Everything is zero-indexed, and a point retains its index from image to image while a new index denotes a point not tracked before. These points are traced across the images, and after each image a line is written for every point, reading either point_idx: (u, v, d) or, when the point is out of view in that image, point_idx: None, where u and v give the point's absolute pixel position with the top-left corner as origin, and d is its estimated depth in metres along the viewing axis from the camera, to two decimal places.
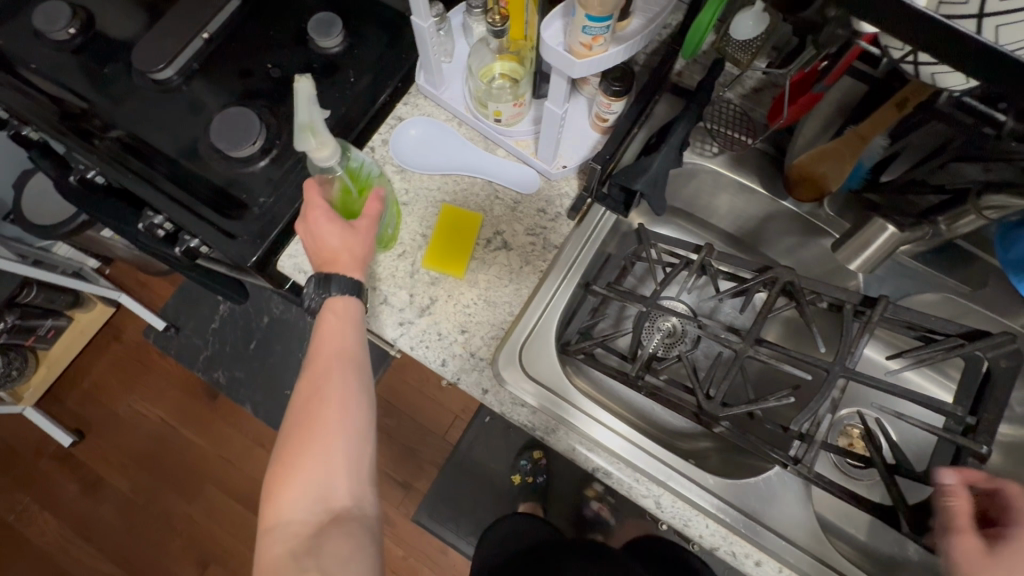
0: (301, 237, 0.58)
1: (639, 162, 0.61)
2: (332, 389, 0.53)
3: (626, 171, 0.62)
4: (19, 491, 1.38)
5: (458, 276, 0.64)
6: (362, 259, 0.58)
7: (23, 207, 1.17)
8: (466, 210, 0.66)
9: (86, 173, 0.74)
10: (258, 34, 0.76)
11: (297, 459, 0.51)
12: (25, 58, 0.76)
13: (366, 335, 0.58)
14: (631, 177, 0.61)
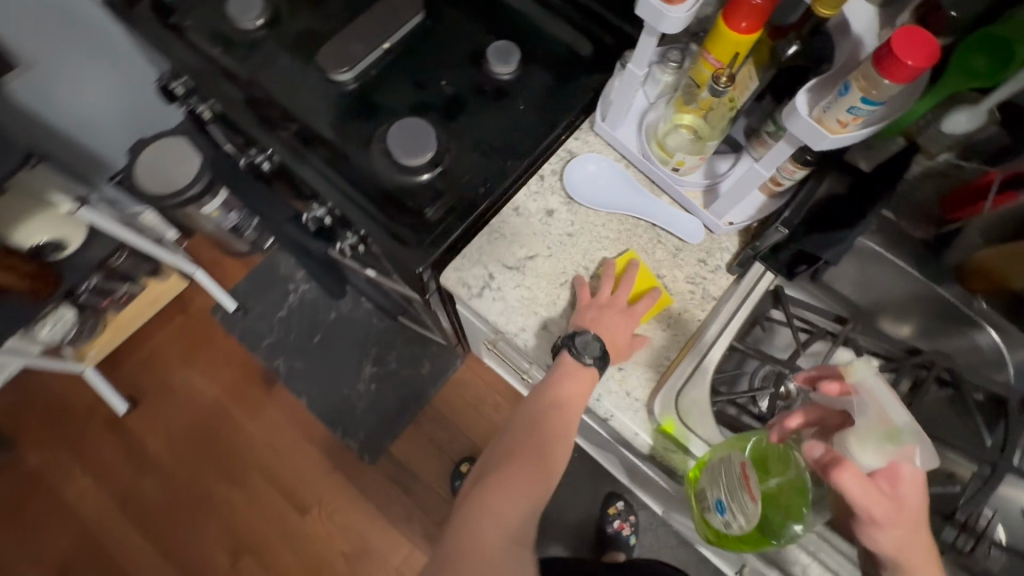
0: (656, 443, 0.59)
1: (839, 232, 0.59)
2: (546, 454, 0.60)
3: (822, 238, 0.59)
4: (64, 451, 1.36)
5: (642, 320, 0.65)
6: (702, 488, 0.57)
7: (136, 171, 1.19)
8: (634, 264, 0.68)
9: (255, 158, 0.77)
10: (436, 51, 0.79)
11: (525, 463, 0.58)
12: (212, 41, 0.79)
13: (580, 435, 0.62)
14: (825, 246, 0.59)
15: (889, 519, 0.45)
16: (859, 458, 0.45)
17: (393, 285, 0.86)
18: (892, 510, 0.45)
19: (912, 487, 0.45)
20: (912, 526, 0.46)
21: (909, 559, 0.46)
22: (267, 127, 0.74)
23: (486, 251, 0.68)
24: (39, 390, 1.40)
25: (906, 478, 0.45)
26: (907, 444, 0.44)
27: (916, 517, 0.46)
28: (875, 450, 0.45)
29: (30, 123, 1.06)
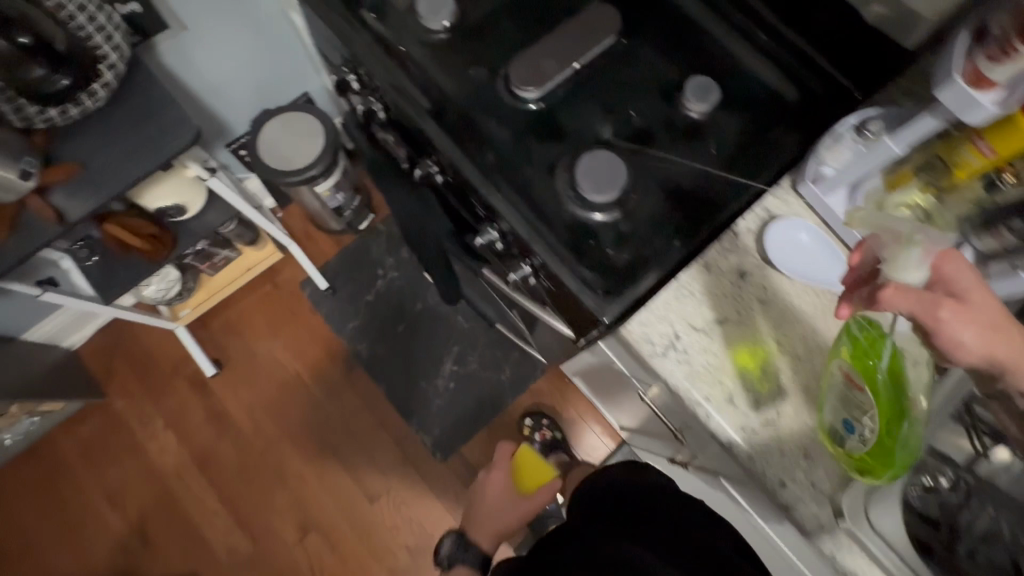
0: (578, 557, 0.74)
1: None
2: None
3: None
4: (149, 403, 1.39)
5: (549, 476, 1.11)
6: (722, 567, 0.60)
7: (259, 144, 1.18)
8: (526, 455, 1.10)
9: (430, 170, 0.74)
10: (627, 76, 0.74)
11: None
12: (394, 39, 0.75)
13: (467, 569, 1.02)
14: None
15: (963, 320, 0.46)
16: (901, 276, 0.48)
17: (536, 313, 0.83)
18: (964, 310, 0.47)
19: (965, 273, 0.47)
20: (995, 321, 0.47)
21: (1003, 355, 0.46)
22: (448, 138, 0.71)
23: (673, 308, 0.64)
24: (133, 339, 1.42)
25: (955, 267, 0.47)
26: (928, 240, 0.46)
27: (995, 313, 0.47)
28: (914, 262, 0.47)
29: (173, 85, 1.05)
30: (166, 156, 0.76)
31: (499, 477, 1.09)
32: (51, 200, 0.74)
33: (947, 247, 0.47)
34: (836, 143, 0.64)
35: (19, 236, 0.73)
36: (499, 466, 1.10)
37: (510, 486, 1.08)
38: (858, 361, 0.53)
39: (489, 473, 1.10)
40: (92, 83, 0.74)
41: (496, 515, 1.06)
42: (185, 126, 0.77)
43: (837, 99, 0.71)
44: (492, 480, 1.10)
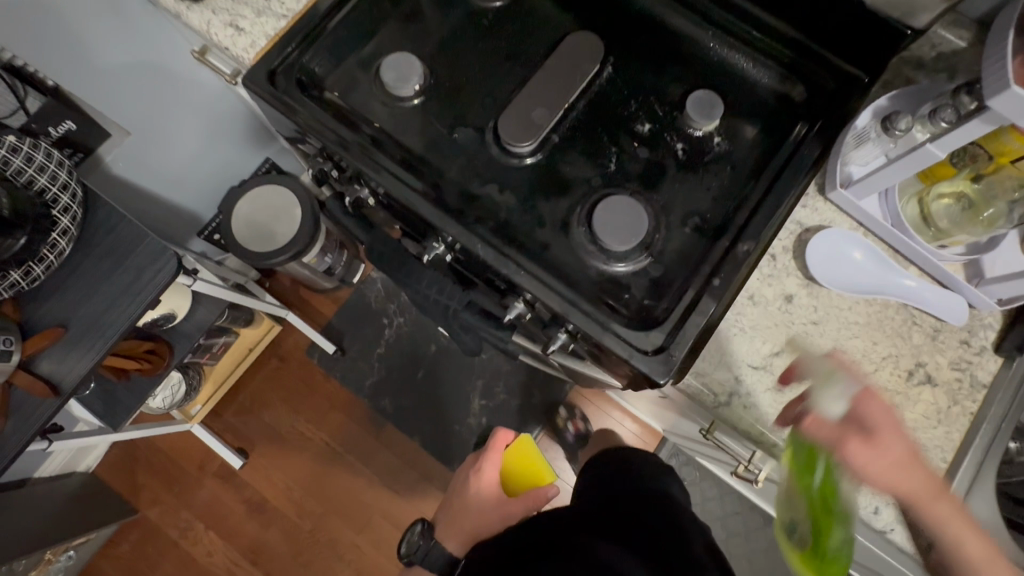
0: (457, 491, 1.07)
1: None
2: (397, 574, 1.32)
3: None
4: (183, 508, 1.36)
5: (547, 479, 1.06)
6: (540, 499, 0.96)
7: (232, 229, 1.11)
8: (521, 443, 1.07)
9: (437, 251, 0.69)
10: (620, 106, 0.69)
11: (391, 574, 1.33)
12: (367, 117, 0.69)
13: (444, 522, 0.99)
14: None
15: (873, 458, 0.52)
16: (823, 407, 0.53)
17: (581, 365, 0.79)
18: (871, 448, 0.52)
19: (879, 413, 0.53)
20: (903, 460, 0.52)
21: (906, 491, 0.53)
22: (451, 215, 0.65)
23: (726, 351, 0.61)
24: (149, 452, 1.39)
25: (872, 409, 0.53)
26: (844, 379, 0.54)
27: (902, 451, 0.53)
28: (836, 394, 0.53)
29: (134, 192, 0.97)
30: (151, 296, 0.70)
31: (491, 469, 1.00)
32: (38, 368, 0.68)
33: (858, 388, 0.53)
34: (862, 141, 0.62)
35: (15, 417, 0.67)
36: (489, 459, 1.02)
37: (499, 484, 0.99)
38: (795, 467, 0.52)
39: (479, 463, 1.02)
40: (50, 235, 0.67)
41: (475, 513, 0.95)
42: (162, 258, 0.71)
43: (846, 89, 0.66)
44: (484, 475, 1.00)
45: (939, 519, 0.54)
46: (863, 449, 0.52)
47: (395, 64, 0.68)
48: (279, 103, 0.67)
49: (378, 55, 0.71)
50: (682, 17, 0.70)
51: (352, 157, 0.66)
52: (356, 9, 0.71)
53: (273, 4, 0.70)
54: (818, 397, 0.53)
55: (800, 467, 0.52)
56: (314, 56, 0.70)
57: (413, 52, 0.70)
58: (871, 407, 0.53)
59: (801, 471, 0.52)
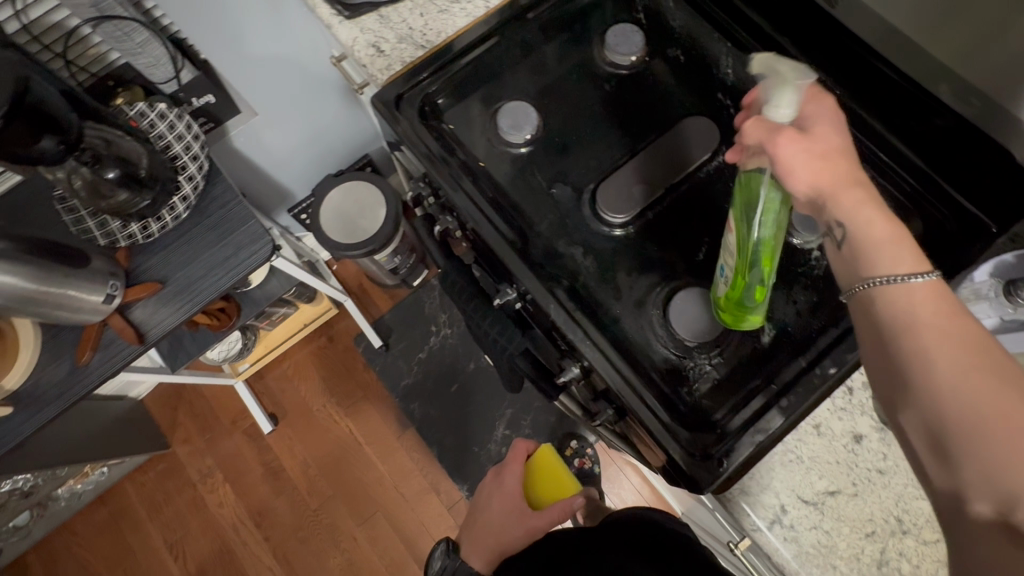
0: (478, 489, 1.05)
1: None
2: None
3: None
4: (209, 454, 1.44)
5: (574, 486, 0.98)
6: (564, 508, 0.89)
7: (320, 214, 1.18)
8: (539, 450, 1.01)
9: (508, 297, 0.70)
10: (722, 197, 0.68)
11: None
12: (474, 151, 0.72)
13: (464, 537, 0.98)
14: None
15: (797, 149, 0.44)
16: (770, 113, 0.46)
17: (624, 449, 0.77)
18: (801, 140, 0.45)
19: (818, 110, 0.46)
20: (830, 152, 0.44)
21: (825, 185, 0.44)
22: (530, 265, 0.66)
23: (777, 475, 0.60)
24: (193, 396, 1.48)
25: (815, 104, 0.46)
26: (800, 75, 0.45)
27: (834, 146, 0.45)
28: (787, 94, 0.45)
29: (241, 164, 1.07)
30: (241, 274, 0.76)
31: (512, 481, 0.96)
32: (132, 314, 0.75)
33: (814, 88, 0.47)
34: (975, 298, 0.59)
35: (101, 353, 0.74)
36: (512, 469, 0.99)
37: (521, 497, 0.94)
38: (735, 210, 0.52)
39: (501, 473, 0.99)
40: (172, 198, 0.75)
41: (497, 530, 0.90)
42: (259, 242, 0.77)
43: (969, 234, 0.62)
44: (504, 486, 0.96)
45: (854, 201, 0.43)
46: (791, 137, 0.44)
47: (512, 111, 0.70)
48: (398, 124, 0.72)
49: (497, 97, 0.73)
50: None
51: (450, 187, 0.70)
52: (488, 50, 0.74)
53: (415, 33, 0.76)
54: (768, 94, 0.45)
55: (751, 204, 0.49)
56: (440, 86, 0.74)
57: (532, 102, 0.73)
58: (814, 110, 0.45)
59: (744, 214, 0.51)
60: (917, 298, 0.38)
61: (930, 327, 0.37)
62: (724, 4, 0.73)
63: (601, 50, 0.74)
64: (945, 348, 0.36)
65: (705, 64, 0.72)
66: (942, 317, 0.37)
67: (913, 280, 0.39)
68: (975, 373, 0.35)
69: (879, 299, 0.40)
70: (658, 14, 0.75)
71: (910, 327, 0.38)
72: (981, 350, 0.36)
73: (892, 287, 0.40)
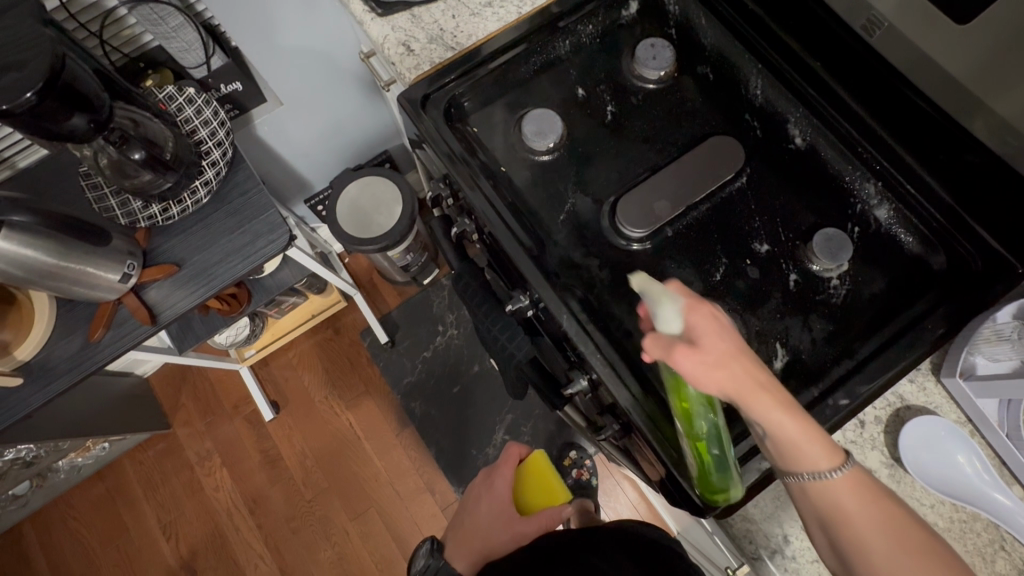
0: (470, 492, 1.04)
1: None
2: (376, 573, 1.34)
3: None
4: (209, 437, 1.44)
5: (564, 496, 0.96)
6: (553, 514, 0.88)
7: (338, 207, 1.18)
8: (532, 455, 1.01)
9: (521, 303, 0.70)
10: (743, 219, 0.67)
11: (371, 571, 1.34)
12: (496, 156, 0.72)
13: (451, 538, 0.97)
14: None
15: (697, 367, 0.45)
16: (660, 330, 0.47)
17: (625, 464, 0.77)
18: (697, 359, 0.45)
19: (704, 320, 0.46)
20: (727, 361, 0.45)
21: (734, 393, 0.45)
22: (545, 274, 0.66)
23: (782, 505, 0.59)
24: (198, 378, 1.48)
25: (697, 316, 0.47)
26: (670, 291, 0.48)
27: (730, 353, 0.46)
28: (670, 313, 0.47)
29: (262, 152, 1.07)
30: (257, 262, 0.77)
31: (502, 484, 0.95)
32: (147, 295, 0.75)
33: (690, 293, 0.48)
34: (997, 339, 0.57)
35: (112, 331, 0.75)
36: (501, 473, 0.98)
37: (511, 501, 0.93)
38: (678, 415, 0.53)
39: (491, 477, 0.97)
40: (194, 182, 0.76)
41: (482, 535, 0.88)
42: (277, 231, 0.78)
43: (992, 273, 0.61)
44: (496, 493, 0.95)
45: (773, 416, 0.45)
46: (687, 358, 0.45)
47: (537, 118, 0.70)
48: (422, 124, 0.72)
49: (523, 103, 0.73)
50: (833, 148, 0.68)
51: (470, 190, 0.69)
52: (518, 55, 0.74)
53: (446, 35, 0.76)
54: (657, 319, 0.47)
55: (691, 405, 0.51)
56: (467, 89, 0.74)
57: (558, 110, 0.73)
58: (704, 323, 0.46)
59: (686, 414, 0.52)
60: (840, 490, 0.45)
61: (857, 519, 0.45)
62: (757, 23, 0.72)
63: (631, 63, 0.73)
64: (872, 535, 0.44)
65: (735, 84, 0.72)
66: (866, 507, 0.45)
67: (834, 477, 0.45)
68: (905, 560, 0.43)
69: (811, 494, 0.46)
70: (690, 31, 0.75)
71: (845, 522, 0.45)
72: (895, 526, 0.44)
73: (818, 483, 0.45)
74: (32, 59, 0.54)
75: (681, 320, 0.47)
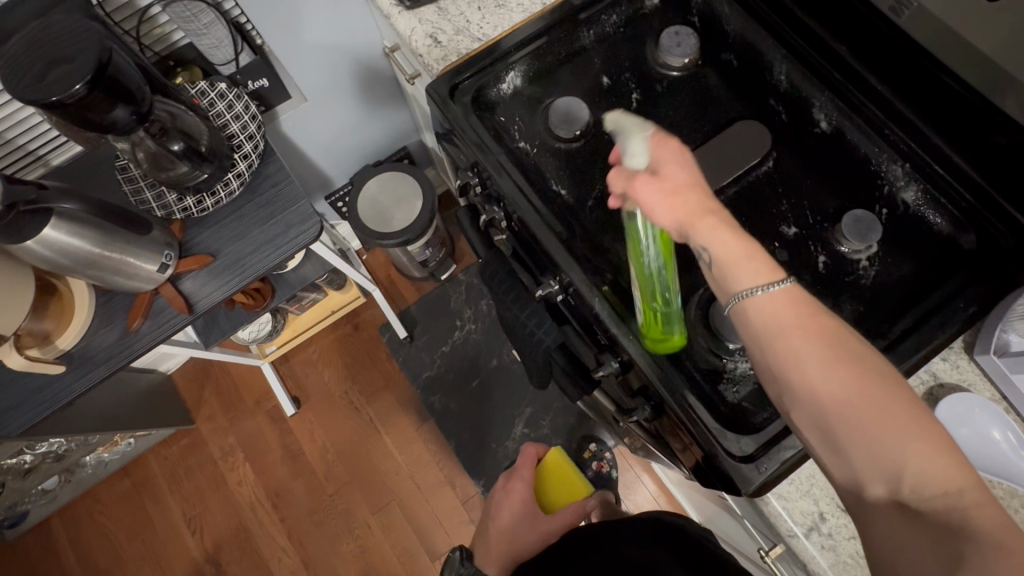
0: (495, 490, 1.05)
1: None
2: (397, 565, 1.35)
3: None
4: (231, 433, 1.46)
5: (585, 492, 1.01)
6: (576, 511, 0.91)
7: (358, 202, 1.20)
8: (549, 454, 1.06)
9: (551, 289, 0.71)
10: (771, 202, 0.68)
11: (392, 564, 1.35)
12: (523, 144, 0.73)
13: (479, 539, 0.96)
14: None
15: (655, 192, 0.48)
16: (627, 162, 0.50)
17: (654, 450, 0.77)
18: (657, 185, 0.48)
19: (668, 153, 0.49)
20: (682, 188, 0.47)
21: (686, 217, 0.47)
22: (575, 258, 0.67)
23: (817, 483, 0.59)
24: (220, 374, 1.50)
25: (663, 150, 0.49)
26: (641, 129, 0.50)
27: (688, 183, 0.48)
28: (637, 146, 0.50)
29: (286, 149, 1.10)
30: (288, 253, 0.78)
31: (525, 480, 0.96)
32: (183, 285, 0.77)
33: (661, 132, 0.50)
34: None
35: (150, 321, 0.77)
36: (522, 474, 0.98)
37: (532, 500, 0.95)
38: (632, 256, 0.56)
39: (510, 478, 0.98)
40: (227, 175, 0.77)
41: (508, 537, 0.88)
42: (308, 222, 0.79)
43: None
44: (518, 490, 0.96)
45: (716, 233, 0.45)
46: (646, 185, 0.48)
47: (564, 106, 0.71)
48: (451, 114, 0.73)
49: (549, 92, 0.74)
50: (859, 131, 0.69)
51: (500, 178, 0.71)
52: (543, 45, 0.75)
53: (472, 27, 0.77)
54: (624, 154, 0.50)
55: (642, 245, 0.54)
56: (494, 79, 0.75)
57: (584, 98, 0.74)
58: (667, 154, 0.49)
59: (637, 252, 0.55)
60: (776, 304, 0.43)
61: (792, 332, 0.42)
62: (781, 9, 0.73)
63: (656, 51, 0.74)
64: (808, 349, 0.41)
65: (760, 71, 0.73)
66: (802, 320, 0.42)
67: (770, 290, 0.43)
68: (840, 371, 0.40)
69: (746, 311, 0.44)
70: (714, 18, 0.75)
71: (779, 336, 0.42)
72: (838, 345, 0.41)
73: (754, 297, 0.43)
74: (82, 52, 0.56)
75: (647, 154, 0.49)
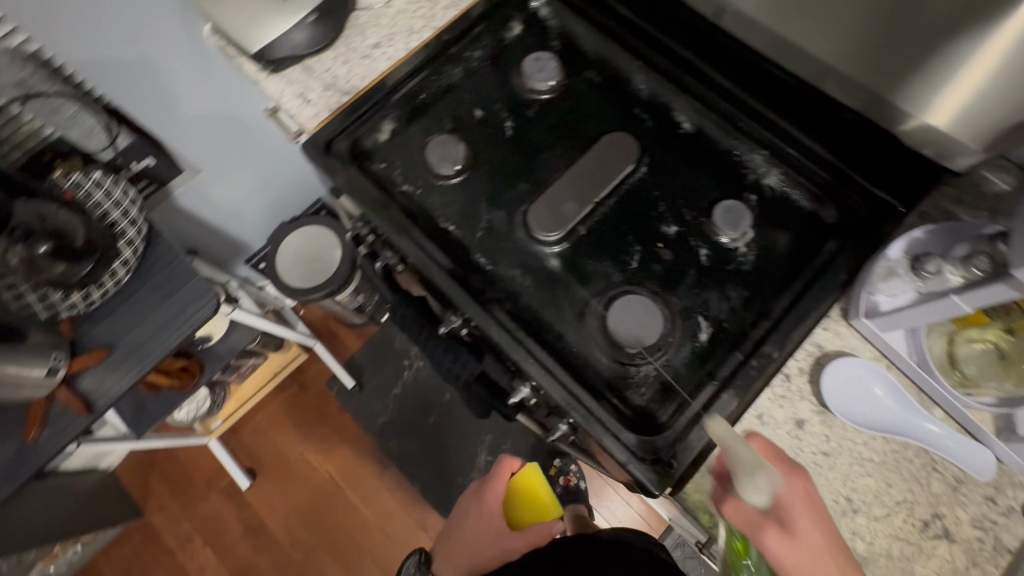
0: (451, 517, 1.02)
1: None
2: None
3: None
4: (185, 520, 1.40)
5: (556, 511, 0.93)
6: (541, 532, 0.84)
7: (277, 261, 1.18)
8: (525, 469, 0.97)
9: (457, 326, 0.72)
10: (649, 206, 0.70)
11: None
12: (406, 187, 0.74)
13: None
14: None
15: (785, 553, 0.48)
16: (747, 496, 0.50)
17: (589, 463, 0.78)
18: (788, 541, 0.48)
19: (804, 509, 0.49)
20: (820, 558, 0.48)
21: None
22: (470, 293, 0.68)
23: None
24: (166, 460, 1.44)
25: (795, 503, 0.50)
26: (766, 467, 0.50)
27: (827, 547, 0.49)
28: (758, 486, 0.50)
29: (187, 221, 1.08)
30: (190, 330, 0.77)
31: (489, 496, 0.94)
32: (81, 385, 0.75)
33: (793, 475, 0.51)
34: (889, 275, 0.61)
35: (48, 429, 0.74)
36: (491, 487, 0.95)
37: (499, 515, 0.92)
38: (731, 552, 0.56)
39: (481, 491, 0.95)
40: (112, 264, 0.75)
41: (469, 551, 0.88)
42: (205, 297, 0.78)
43: (880, 217, 0.66)
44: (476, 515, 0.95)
45: None
46: (779, 540, 0.48)
47: (441, 145, 0.73)
48: (330, 169, 0.74)
49: (425, 133, 0.76)
50: (718, 126, 0.73)
51: (387, 224, 0.71)
52: (412, 89, 0.77)
53: (340, 81, 0.79)
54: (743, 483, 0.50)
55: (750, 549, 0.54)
56: (369, 130, 0.76)
57: (459, 134, 0.75)
58: (797, 503, 0.49)
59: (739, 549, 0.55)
60: None
61: None
62: (628, 25, 0.77)
63: (521, 79, 0.77)
64: None
65: (620, 83, 0.76)
66: None
67: None
68: None
69: None
70: (571, 39, 0.79)
71: None
72: None
73: None
74: None
75: (772, 498, 0.50)
